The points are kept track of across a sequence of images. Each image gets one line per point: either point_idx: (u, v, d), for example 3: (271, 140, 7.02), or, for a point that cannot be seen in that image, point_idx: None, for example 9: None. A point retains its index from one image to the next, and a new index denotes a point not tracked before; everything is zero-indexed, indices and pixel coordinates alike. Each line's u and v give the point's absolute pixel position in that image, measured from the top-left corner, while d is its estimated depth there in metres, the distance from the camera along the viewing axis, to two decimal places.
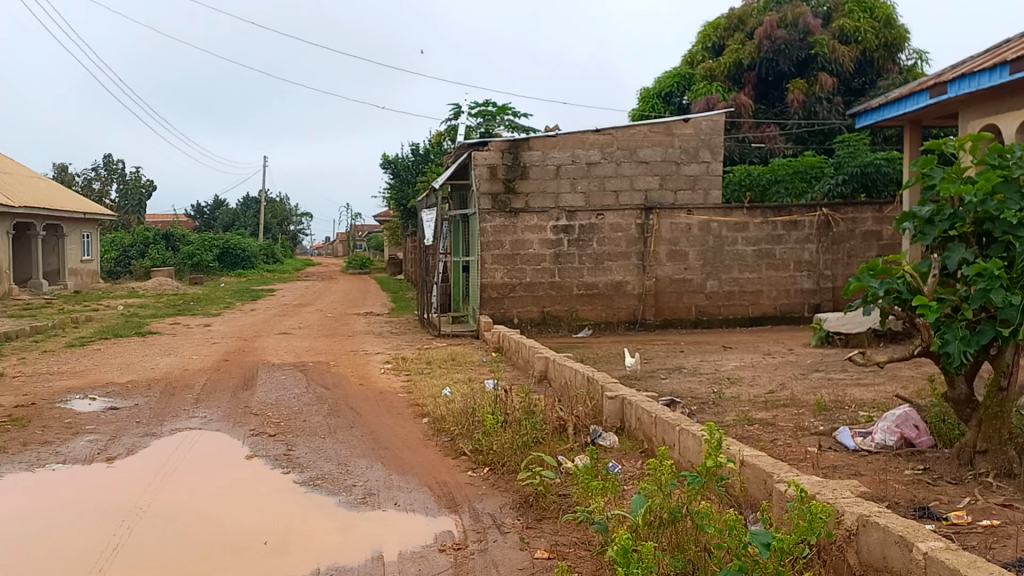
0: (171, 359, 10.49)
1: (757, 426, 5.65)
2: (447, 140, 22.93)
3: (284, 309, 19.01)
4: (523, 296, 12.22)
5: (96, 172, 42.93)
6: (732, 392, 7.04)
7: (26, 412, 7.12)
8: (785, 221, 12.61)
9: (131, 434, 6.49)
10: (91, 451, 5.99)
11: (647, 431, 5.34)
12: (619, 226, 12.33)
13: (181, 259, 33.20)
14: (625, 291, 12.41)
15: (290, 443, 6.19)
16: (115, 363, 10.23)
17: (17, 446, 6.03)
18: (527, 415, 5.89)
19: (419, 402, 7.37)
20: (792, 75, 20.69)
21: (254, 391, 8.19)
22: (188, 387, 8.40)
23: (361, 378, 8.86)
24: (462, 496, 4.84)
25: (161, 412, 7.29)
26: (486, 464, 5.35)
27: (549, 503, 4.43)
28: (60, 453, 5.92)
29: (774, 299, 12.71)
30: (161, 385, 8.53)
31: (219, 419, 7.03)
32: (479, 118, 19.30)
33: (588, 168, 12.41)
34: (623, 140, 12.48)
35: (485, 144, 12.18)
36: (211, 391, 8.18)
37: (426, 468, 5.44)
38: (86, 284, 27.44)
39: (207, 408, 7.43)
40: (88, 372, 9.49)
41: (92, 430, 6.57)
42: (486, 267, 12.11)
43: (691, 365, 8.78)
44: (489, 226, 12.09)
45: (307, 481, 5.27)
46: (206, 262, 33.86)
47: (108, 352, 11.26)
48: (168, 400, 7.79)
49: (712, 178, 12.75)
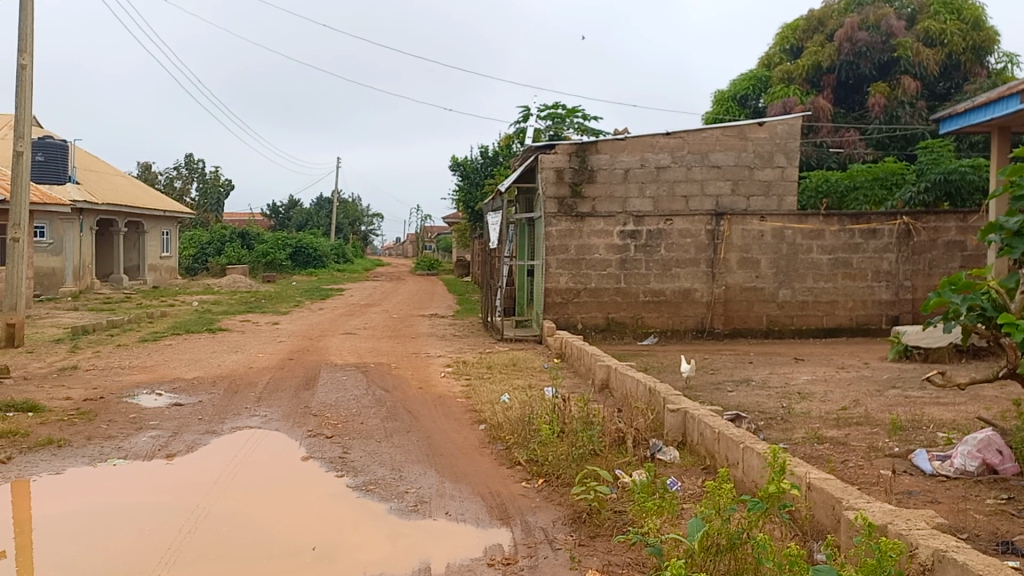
0: (238, 356, 10.65)
1: (827, 445, 5.37)
2: (516, 143, 22.88)
3: (352, 309, 19.23)
4: (588, 302, 12.03)
5: (177, 172, 44.32)
6: (801, 408, 6.73)
7: (94, 405, 7.29)
8: (863, 230, 12.14)
9: (193, 431, 6.56)
10: (152, 447, 6.07)
11: (709, 447, 5.12)
12: (688, 232, 12.05)
13: (255, 257, 33.98)
14: (693, 299, 12.11)
15: (345, 446, 6.16)
16: (184, 359, 10.44)
17: (83, 439, 6.15)
18: (585, 426, 5.73)
19: (477, 408, 7.27)
20: (873, 78, 19.98)
21: (315, 391, 8.22)
22: (252, 386, 8.49)
23: (421, 381, 8.83)
24: (514, 508, 4.70)
25: (223, 409, 7.36)
26: (541, 475, 5.21)
27: (603, 520, 4.27)
28: (123, 448, 6.01)
29: (849, 310, 12.23)
30: (225, 382, 8.65)
31: (278, 418, 7.06)
32: (549, 122, 19.19)
33: (658, 172, 12.18)
34: (695, 144, 12.20)
35: (553, 146, 12.05)
36: (273, 390, 8.24)
37: (479, 477, 5.33)
38: (165, 280, 28.30)
39: (267, 407, 7.48)
40: (157, 367, 9.70)
41: (155, 426, 6.67)
42: (551, 271, 11.96)
43: (759, 377, 8.47)
44: (554, 230, 11.94)
45: (360, 486, 5.22)
46: (279, 261, 34.59)
47: (178, 348, 11.50)
48: (231, 398, 7.88)
49: (786, 183, 12.36)
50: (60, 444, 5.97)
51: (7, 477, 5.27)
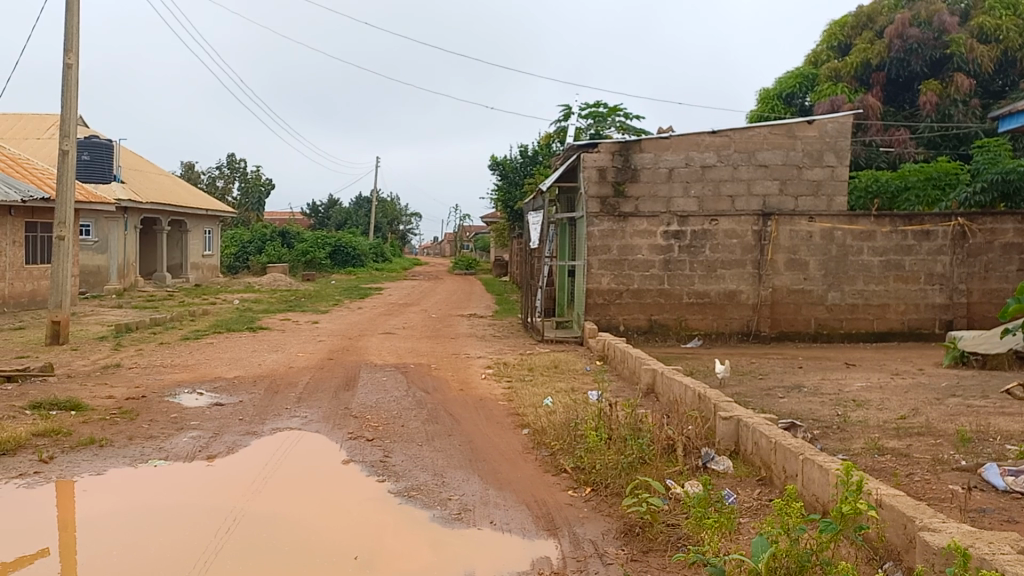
0: (278, 356, 10.62)
1: (889, 457, 5.11)
2: (556, 142, 22.68)
3: (391, 308, 19.20)
4: (630, 303, 11.81)
5: (220, 171, 44.85)
6: (858, 416, 6.47)
7: (136, 404, 7.26)
8: (916, 231, 11.75)
9: (233, 432, 6.49)
10: (192, 448, 6.00)
11: (765, 458, 4.90)
12: (734, 232, 11.77)
13: (296, 256, 34.22)
14: (739, 301, 11.82)
15: (387, 449, 6.04)
16: (225, 358, 10.44)
17: (124, 439, 6.11)
18: (633, 433, 5.54)
19: (520, 411, 7.11)
20: (925, 75, 19.43)
21: (355, 392, 8.13)
22: (292, 386, 8.42)
23: (461, 383, 8.69)
24: (562, 518, 4.54)
25: (264, 410, 7.30)
26: (588, 484, 5.03)
27: (656, 534, 4.08)
28: (163, 449, 5.95)
29: (901, 314, 11.85)
30: (265, 382, 8.60)
31: (318, 420, 6.97)
32: (590, 120, 18.97)
33: (703, 171, 11.93)
34: (741, 143, 11.91)
35: (595, 145, 11.86)
36: (313, 391, 8.16)
37: (525, 484, 5.17)
38: (207, 278, 28.61)
39: (308, 408, 7.40)
40: (198, 366, 9.70)
41: (196, 426, 6.61)
42: (593, 272, 11.76)
43: (811, 383, 8.19)
44: (597, 230, 11.74)
45: (402, 491, 5.09)
46: (318, 259, 34.80)
47: (219, 347, 11.51)
48: (271, 398, 7.81)
49: (837, 183, 12.01)
50: (101, 444, 5.93)
51: (49, 477, 5.22)
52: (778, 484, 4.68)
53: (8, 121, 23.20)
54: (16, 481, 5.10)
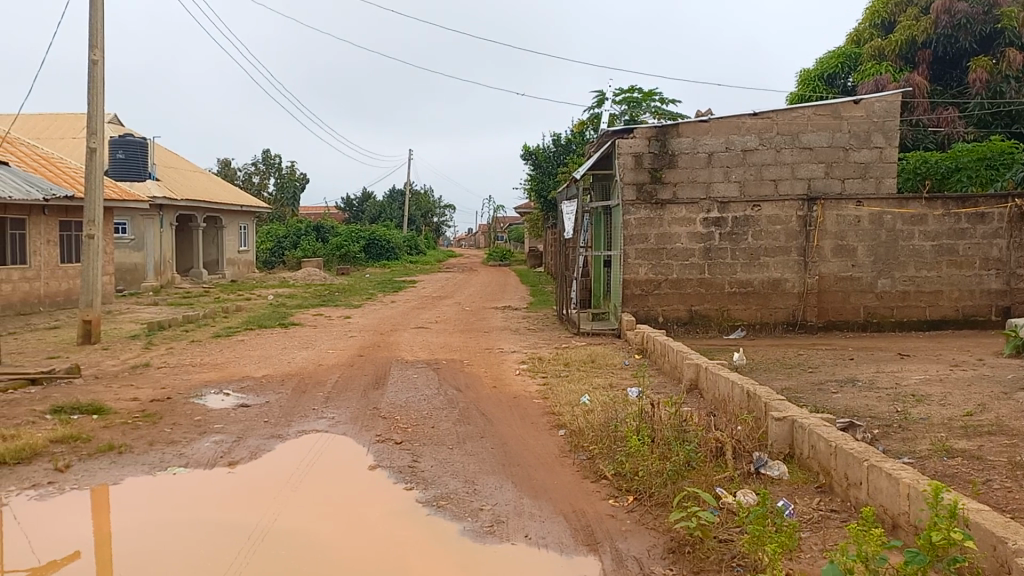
0: (309, 353, 10.39)
1: (959, 460, 4.68)
2: (591, 129, 22.22)
3: (424, 301, 18.93)
4: (669, 293, 11.39)
5: (255, 167, 44.95)
6: (919, 412, 6.01)
7: (160, 407, 7.04)
8: (971, 213, 11.15)
9: (258, 435, 6.23)
10: (214, 454, 5.75)
11: (823, 463, 4.51)
12: (777, 218, 11.27)
13: (330, 250, 34.17)
14: (783, 290, 11.33)
15: (416, 453, 5.73)
16: (255, 355, 10.24)
17: (144, 445, 5.88)
18: (678, 434, 5.16)
19: (556, 411, 6.75)
20: (974, 52, 18.57)
21: (384, 391, 7.85)
22: (320, 385, 8.15)
23: (495, 380, 8.36)
24: (602, 532, 4.19)
25: (290, 411, 7.04)
26: (631, 492, 4.68)
27: (708, 552, 3.73)
28: (184, 455, 5.70)
29: (955, 301, 11.29)
30: (294, 381, 8.34)
31: (346, 421, 6.68)
32: (624, 106, 18.49)
33: (744, 154, 11.36)
34: (784, 124, 11.33)
35: (631, 130, 11.40)
36: (342, 390, 7.89)
37: (561, 492, 4.82)
38: (243, 274, 28.62)
39: (336, 409, 7.12)
40: (227, 365, 9.49)
41: (219, 430, 6.37)
42: (630, 262, 11.35)
43: (865, 376, 7.71)
44: (633, 218, 11.35)
45: (431, 501, 4.78)
46: (353, 253, 34.68)
47: (249, 344, 11.31)
48: (299, 398, 7.56)
49: (885, 165, 11.39)
50: (120, 450, 5.70)
51: (63, 487, 4.99)
52: (839, 492, 4.29)
53: (43, 121, 23.29)
54: (27, 493, 4.88)
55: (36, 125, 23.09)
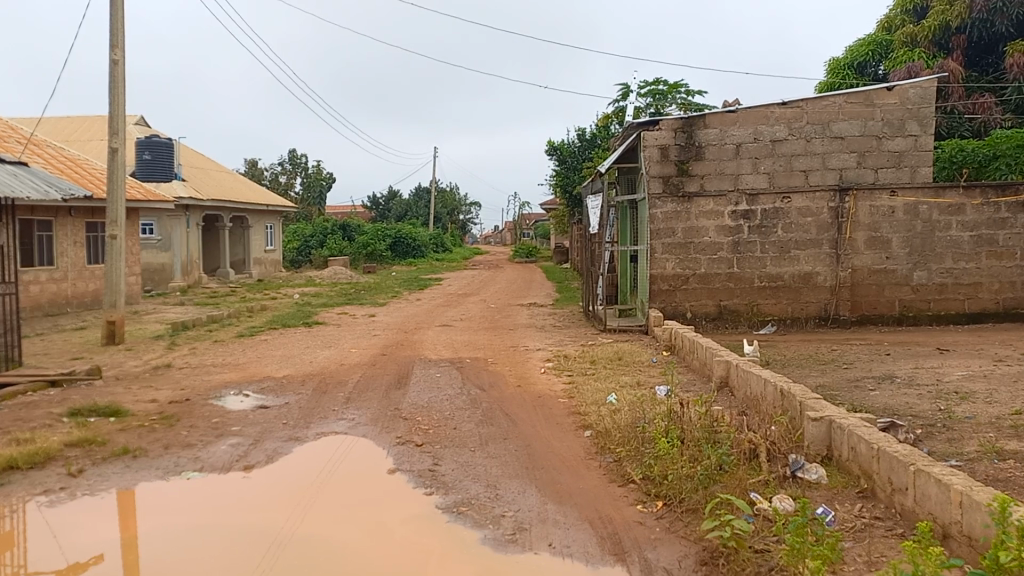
0: (332, 352, 10.26)
1: (1010, 462, 4.40)
2: (616, 122, 21.92)
3: (450, 299, 18.79)
4: (698, 288, 11.11)
5: (281, 166, 45.10)
6: (964, 411, 5.71)
7: (179, 409, 6.94)
8: (1010, 203, 10.81)
9: (275, 438, 6.09)
10: (230, 458, 5.61)
11: (864, 466, 4.26)
12: (808, 210, 10.94)
13: (356, 249, 34.21)
14: (816, 284, 11.02)
15: (437, 456, 5.55)
16: (277, 355, 10.13)
17: (160, 449, 5.75)
18: (708, 435, 4.93)
19: (582, 411, 6.53)
20: (1011, 36, 17.97)
21: (406, 391, 7.67)
22: (342, 385, 8.01)
23: (519, 378, 8.16)
24: (631, 540, 3.98)
25: (309, 412, 6.89)
26: (659, 497, 4.46)
27: (743, 564, 3.50)
28: (200, 459, 5.57)
29: (995, 293, 10.94)
30: (315, 381, 8.20)
31: (366, 423, 6.51)
32: (650, 98, 18.19)
33: (773, 145, 11.04)
34: (814, 113, 10.98)
35: (656, 122, 11.14)
36: (363, 390, 7.73)
37: (587, 497, 4.61)
38: (269, 273, 28.69)
39: (356, 410, 6.96)
40: (249, 365, 9.39)
41: (237, 432, 6.24)
42: (657, 257, 11.10)
43: (904, 372, 7.41)
44: (659, 212, 11.08)
45: (450, 507, 4.59)
46: (379, 251, 34.67)
47: (272, 344, 11.21)
48: (319, 398, 7.41)
49: (920, 154, 11.00)
50: (135, 454, 5.58)
51: (75, 493, 4.88)
52: (882, 498, 4.03)
53: (70, 123, 23.44)
54: (38, 499, 4.76)
55: (63, 128, 23.25)
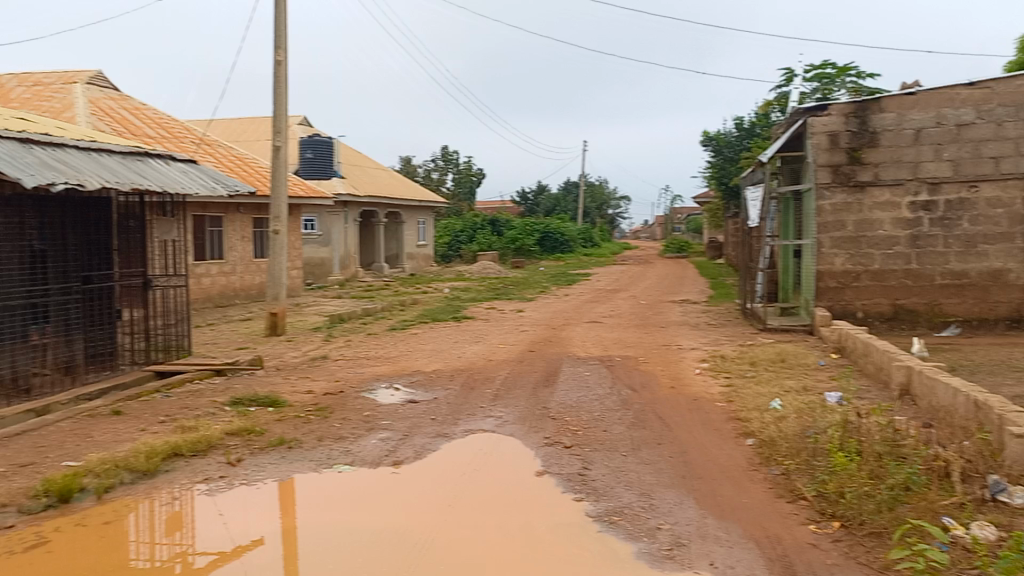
0: (480, 347, 10.21)
1: None
2: (776, 109, 20.90)
3: (599, 295, 18.48)
4: (870, 286, 10.29)
5: (435, 163, 46.10)
6: None
7: (332, 401, 7.04)
8: None
9: (424, 434, 6.03)
10: (380, 452, 5.59)
11: None
12: (998, 200, 9.99)
13: (506, 244, 34.61)
14: (1006, 281, 10.03)
15: (587, 460, 5.29)
16: (427, 349, 10.19)
17: (313, 440, 5.82)
18: (891, 449, 4.42)
19: (743, 416, 6.09)
20: None
21: (555, 389, 7.46)
22: (490, 381, 7.91)
23: (673, 379, 7.77)
24: (803, 564, 3.58)
25: (458, 408, 6.81)
26: (836, 517, 4.02)
27: None
28: (351, 453, 5.58)
29: None
30: (463, 377, 8.15)
31: (515, 421, 6.35)
32: (814, 83, 17.16)
33: (959, 130, 9.98)
34: (1007, 94, 9.88)
35: (825, 107, 10.38)
36: (512, 387, 7.59)
37: (752, 513, 4.23)
38: (422, 268, 29.38)
39: (505, 407, 6.82)
40: (399, 358, 9.48)
41: (387, 427, 6.23)
42: (824, 252, 10.36)
43: None
44: (828, 204, 10.35)
45: (602, 515, 4.33)
46: (528, 246, 34.90)
47: (423, 338, 11.31)
48: (468, 394, 7.33)
49: None
50: (290, 445, 5.66)
51: (233, 482, 4.98)
52: None
53: (240, 125, 24.81)
54: (200, 486, 4.91)
55: (234, 129, 24.69)
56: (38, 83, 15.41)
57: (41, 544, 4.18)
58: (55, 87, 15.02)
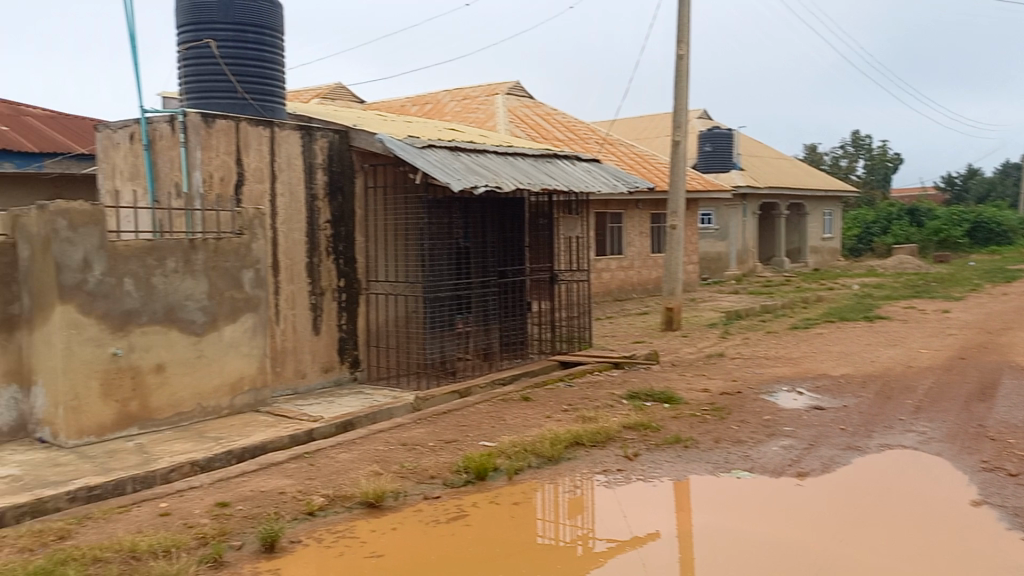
0: (897, 352, 9.15)
1: None
2: None
3: None
4: None
5: (842, 150, 42.93)
6: None
7: (731, 401, 6.80)
8: None
9: (832, 444, 5.52)
10: (782, 460, 5.23)
11: None
12: None
13: (927, 235, 31.17)
14: None
15: None
16: (835, 351, 9.42)
17: (710, 441, 5.65)
18: None
19: None
20: None
21: (994, 405, 6.38)
22: (911, 391, 7.03)
23: None
24: None
25: (871, 419, 6.14)
26: None
27: None
28: (750, 458, 5.30)
29: None
30: (877, 384, 7.36)
31: (943, 439, 5.53)
32: None
33: None
34: None
35: None
36: (938, 399, 6.66)
37: None
38: (827, 262, 27.59)
39: (929, 422, 5.99)
40: (803, 360, 8.89)
41: (789, 433, 5.83)
42: None
43: None
44: None
45: None
46: (955, 237, 31.08)
47: (830, 339, 10.50)
48: (883, 404, 6.59)
49: None
50: (686, 445, 5.56)
51: (630, 477, 5.02)
52: None
53: (642, 123, 25.50)
54: (599, 478, 5.03)
55: (637, 127, 25.49)
56: (467, 98, 17.34)
57: (461, 516, 4.59)
58: (482, 100, 16.81)
